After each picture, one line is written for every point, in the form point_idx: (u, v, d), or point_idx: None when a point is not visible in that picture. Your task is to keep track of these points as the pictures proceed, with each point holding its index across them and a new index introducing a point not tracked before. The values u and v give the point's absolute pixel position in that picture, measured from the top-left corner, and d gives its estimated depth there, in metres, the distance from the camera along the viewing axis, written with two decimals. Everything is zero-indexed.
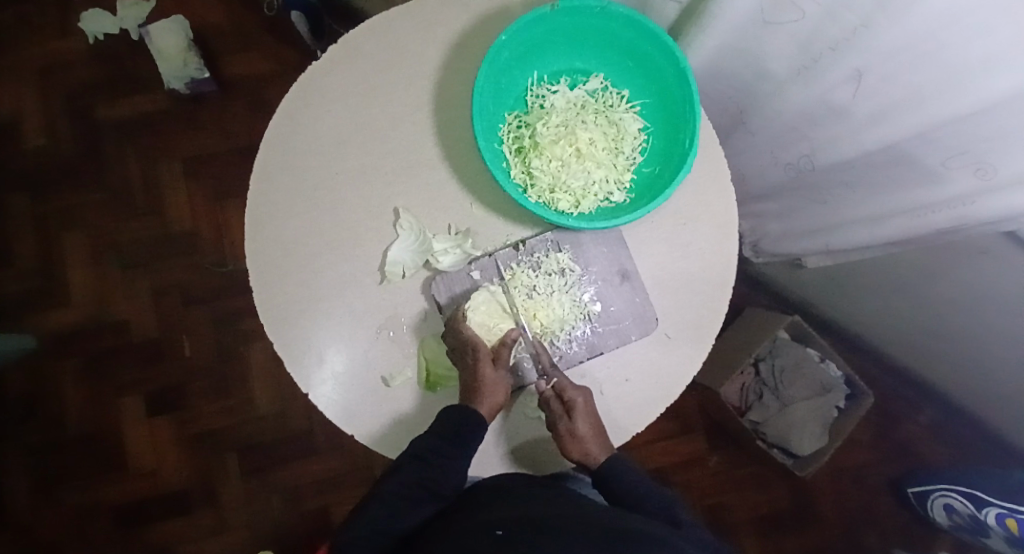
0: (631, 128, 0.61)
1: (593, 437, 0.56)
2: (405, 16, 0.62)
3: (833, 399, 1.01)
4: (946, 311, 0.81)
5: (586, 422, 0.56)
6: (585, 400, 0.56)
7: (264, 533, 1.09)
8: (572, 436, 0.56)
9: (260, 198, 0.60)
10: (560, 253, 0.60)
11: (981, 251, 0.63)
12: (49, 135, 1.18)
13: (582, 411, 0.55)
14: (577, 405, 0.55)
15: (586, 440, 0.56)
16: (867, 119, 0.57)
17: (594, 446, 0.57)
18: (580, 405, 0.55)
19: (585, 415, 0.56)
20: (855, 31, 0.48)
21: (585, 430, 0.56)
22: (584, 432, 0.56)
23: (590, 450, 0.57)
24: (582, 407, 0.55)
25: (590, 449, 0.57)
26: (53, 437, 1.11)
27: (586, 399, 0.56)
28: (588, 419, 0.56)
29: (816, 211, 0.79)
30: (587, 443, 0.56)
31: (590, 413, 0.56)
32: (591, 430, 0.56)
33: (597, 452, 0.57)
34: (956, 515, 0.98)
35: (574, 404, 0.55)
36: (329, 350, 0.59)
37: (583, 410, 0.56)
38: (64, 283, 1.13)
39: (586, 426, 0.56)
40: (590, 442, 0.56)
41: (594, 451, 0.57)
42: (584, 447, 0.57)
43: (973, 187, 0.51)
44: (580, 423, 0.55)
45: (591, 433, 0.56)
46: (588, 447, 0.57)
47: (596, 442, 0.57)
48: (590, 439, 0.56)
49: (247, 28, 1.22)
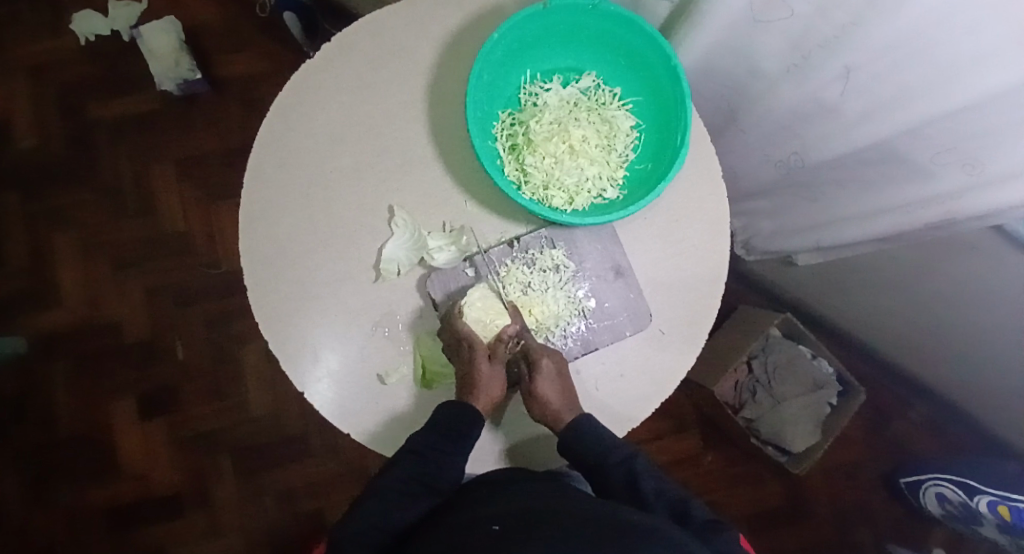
0: (624, 125, 0.61)
1: (555, 397, 0.56)
2: (399, 15, 0.63)
3: (825, 396, 1.02)
4: (936, 305, 0.82)
5: (549, 383, 0.56)
6: (551, 361, 0.57)
7: (258, 535, 1.08)
8: (533, 394, 0.57)
9: (254, 196, 0.60)
10: (554, 249, 0.60)
11: (970, 246, 0.64)
12: (39, 136, 1.17)
13: (547, 372, 0.56)
14: (540, 365, 0.56)
15: (547, 399, 0.56)
16: (856, 117, 0.58)
17: (556, 402, 0.56)
18: (545, 364, 0.56)
19: (549, 377, 0.56)
20: (845, 29, 0.49)
21: (547, 390, 0.56)
22: (545, 392, 0.56)
23: (552, 409, 0.56)
24: (547, 368, 0.56)
25: (552, 406, 0.56)
26: (43, 441, 1.09)
27: (554, 361, 0.57)
28: (550, 380, 0.56)
29: (807, 209, 0.80)
30: (548, 402, 0.56)
31: (555, 377, 0.56)
32: (553, 388, 0.56)
33: (560, 411, 0.56)
34: (947, 504, 0.99)
35: (538, 364, 0.57)
36: (324, 348, 0.59)
37: (548, 370, 0.56)
38: (55, 285, 1.12)
39: (548, 387, 0.56)
40: (552, 401, 0.56)
41: (557, 410, 0.56)
42: (545, 405, 0.56)
43: (962, 183, 0.52)
44: (541, 383, 0.56)
45: (552, 393, 0.56)
46: (550, 406, 0.56)
47: (558, 399, 0.56)
48: (552, 398, 0.56)
49: (240, 28, 1.21)
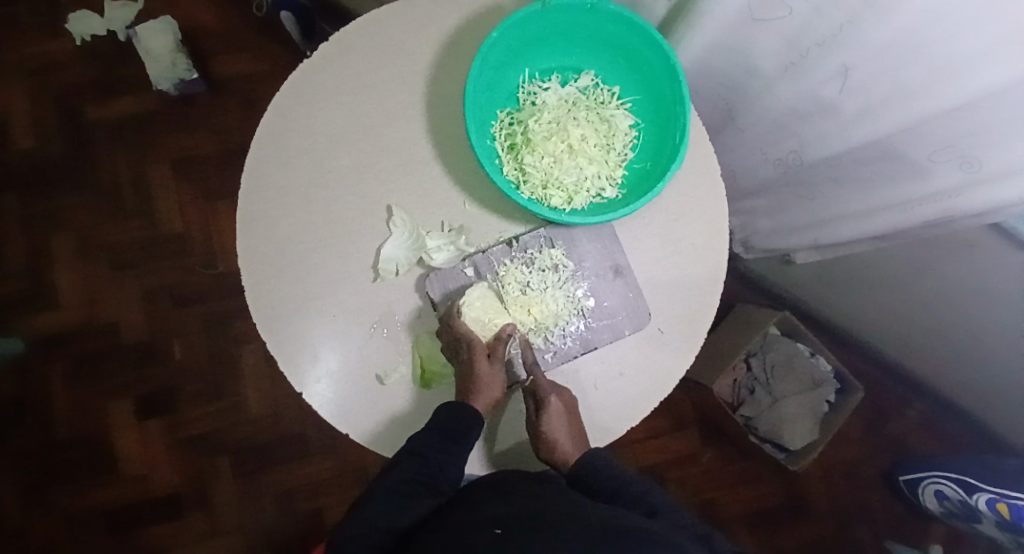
0: (623, 124, 0.61)
1: (564, 438, 0.56)
2: (397, 14, 0.63)
3: (824, 393, 1.02)
4: (934, 304, 0.82)
5: (558, 424, 0.56)
6: (558, 401, 0.56)
7: (258, 536, 1.08)
8: (541, 435, 0.56)
9: (252, 196, 0.60)
10: (553, 249, 0.60)
11: (967, 244, 0.64)
12: (35, 137, 1.17)
13: (555, 412, 0.56)
14: (549, 405, 0.55)
15: (556, 440, 0.56)
16: (853, 116, 0.58)
17: (565, 444, 0.56)
18: (554, 404, 0.56)
19: (558, 418, 0.56)
20: (843, 28, 0.49)
21: (556, 431, 0.56)
22: (554, 433, 0.56)
23: (560, 449, 0.57)
24: (555, 408, 0.56)
25: (560, 446, 0.57)
26: (41, 443, 1.09)
27: (561, 400, 0.56)
28: (559, 421, 0.56)
29: (805, 207, 0.80)
30: (556, 442, 0.56)
31: (564, 417, 0.56)
32: (562, 430, 0.56)
33: (568, 450, 0.57)
34: (946, 501, 1.00)
35: (546, 404, 0.56)
36: (323, 347, 0.59)
37: (556, 411, 0.56)
38: (52, 286, 1.12)
39: (557, 429, 0.56)
40: (561, 442, 0.56)
41: (565, 451, 0.57)
42: (554, 446, 0.57)
43: (959, 181, 0.52)
44: (551, 424, 0.55)
45: (561, 434, 0.56)
46: (558, 446, 0.57)
47: (566, 441, 0.56)
48: (561, 440, 0.56)
49: (236, 28, 1.21)
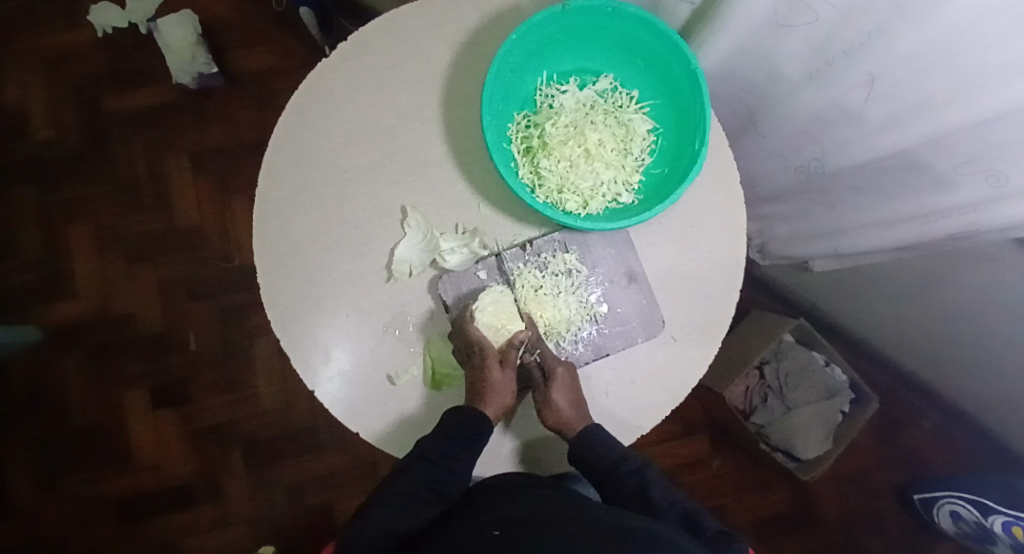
0: (641, 129, 0.61)
1: (567, 405, 0.56)
2: (416, 15, 0.62)
3: (838, 403, 1.01)
4: (955, 317, 0.80)
5: (563, 392, 0.56)
6: (566, 372, 0.57)
7: (266, 527, 1.10)
8: (546, 402, 0.56)
9: (268, 195, 0.60)
10: (567, 253, 0.60)
11: (990, 257, 0.62)
12: (56, 127, 1.18)
13: (561, 382, 0.56)
14: (555, 374, 0.57)
15: (563, 411, 0.56)
16: (880, 124, 0.57)
17: (574, 418, 0.56)
18: (559, 374, 0.57)
19: (564, 387, 0.56)
20: (869, 35, 0.48)
21: (560, 399, 0.56)
22: (565, 409, 0.56)
23: (574, 430, 0.56)
24: (561, 377, 0.57)
25: (570, 422, 0.56)
26: (57, 428, 1.11)
27: (568, 372, 0.57)
28: (564, 389, 0.56)
29: (824, 215, 0.79)
30: (560, 409, 0.56)
31: (569, 386, 0.56)
32: (567, 399, 0.56)
33: (578, 424, 0.56)
34: (961, 522, 0.98)
35: (552, 373, 0.57)
36: (336, 347, 0.59)
37: (563, 381, 0.56)
38: (70, 276, 1.14)
39: (562, 397, 0.56)
40: (575, 419, 0.56)
41: (574, 424, 0.56)
42: (565, 422, 0.56)
43: (984, 195, 0.49)
44: (556, 393, 0.56)
45: (566, 402, 0.56)
46: (564, 424, 0.56)
47: (570, 409, 0.56)
48: (575, 417, 0.56)
49: (256, 23, 1.22)
